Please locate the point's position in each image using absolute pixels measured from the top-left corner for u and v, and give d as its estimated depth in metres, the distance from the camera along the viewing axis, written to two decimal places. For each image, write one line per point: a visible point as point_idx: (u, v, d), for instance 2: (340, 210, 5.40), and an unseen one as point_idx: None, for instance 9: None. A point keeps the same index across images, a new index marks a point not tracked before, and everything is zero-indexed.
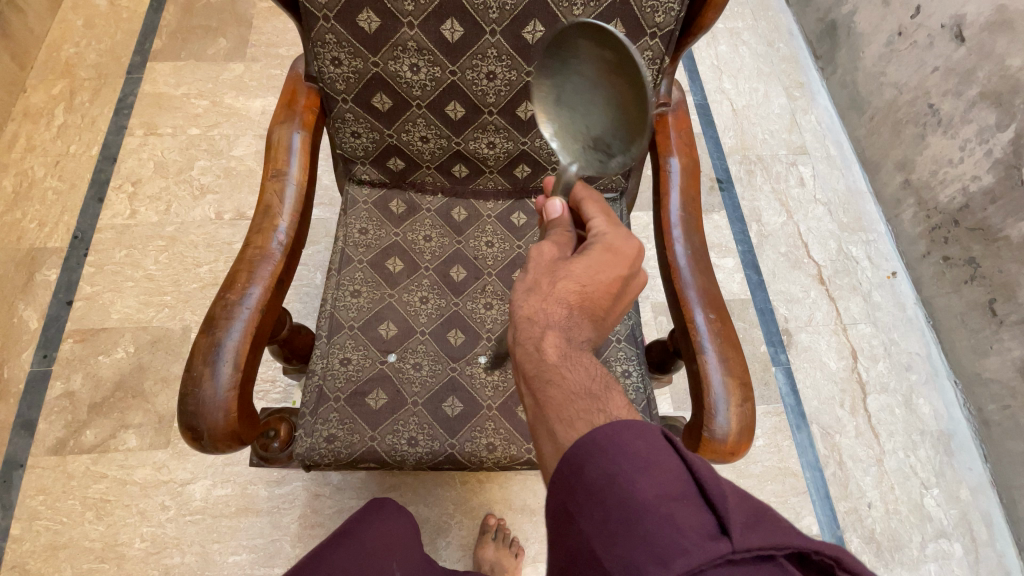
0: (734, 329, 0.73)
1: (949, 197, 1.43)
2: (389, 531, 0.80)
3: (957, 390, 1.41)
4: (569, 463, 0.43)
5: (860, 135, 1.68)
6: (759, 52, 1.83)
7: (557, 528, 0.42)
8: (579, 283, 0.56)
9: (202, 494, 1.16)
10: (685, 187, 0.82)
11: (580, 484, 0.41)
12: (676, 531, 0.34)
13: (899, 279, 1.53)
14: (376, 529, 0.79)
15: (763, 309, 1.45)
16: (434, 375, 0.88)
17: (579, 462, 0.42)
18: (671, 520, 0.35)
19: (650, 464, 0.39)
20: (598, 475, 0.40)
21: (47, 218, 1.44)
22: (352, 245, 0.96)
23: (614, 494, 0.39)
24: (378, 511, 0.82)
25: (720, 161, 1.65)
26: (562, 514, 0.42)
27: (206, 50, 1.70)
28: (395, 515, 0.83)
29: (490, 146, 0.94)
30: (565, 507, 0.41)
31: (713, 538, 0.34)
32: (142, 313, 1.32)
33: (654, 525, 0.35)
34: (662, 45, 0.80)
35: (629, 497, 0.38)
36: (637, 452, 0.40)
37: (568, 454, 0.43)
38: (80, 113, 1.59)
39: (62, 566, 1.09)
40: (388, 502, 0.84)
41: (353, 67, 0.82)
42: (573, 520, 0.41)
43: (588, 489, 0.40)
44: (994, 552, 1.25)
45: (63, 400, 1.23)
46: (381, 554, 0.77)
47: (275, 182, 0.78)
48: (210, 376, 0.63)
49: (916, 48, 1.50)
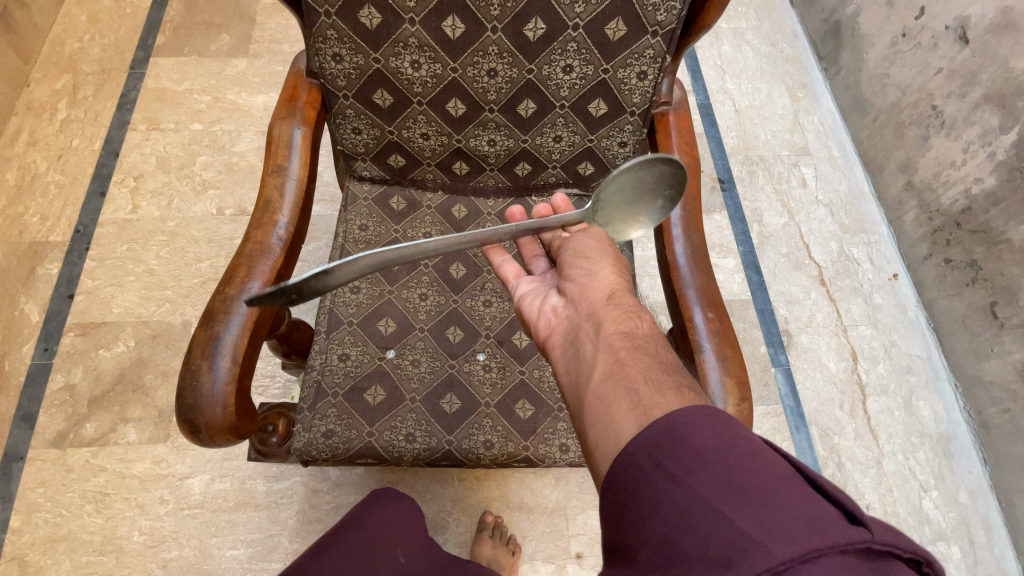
0: (733, 330, 0.72)
1: (951, 200, 1.43)
2: (393, 514, 0.80)
3: (956, 393, 1.40)
4: (672, 428, 0.43)
5: (862, 137, 1.68)
6: (762, 53, 1.82)
7: (651, 491, 0.41)
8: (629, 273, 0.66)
9: (201, 488, 1.16)
10: (685, 187, 0.82)
11: (684, 449, 0.41)
12: (814, 511, 0.34)
13: (901, 281, 1.52)
14: (379, 513, 0.79)
15: (763, 310, 1.45)
16: (433, 372, 0.88)
17: (683, 431, 0.43)
18: (802, 499, 0.35)
19: (765, 454, 0.40)
20: (708, 445, 0.41)
21: (50, 212, 1.44)
22: (352, 241, 0.96)
23: (733, 466, 0.39)
24: (378, 500, 0.81)
25: (722, 161, 1.64)
26: (661, 475, 0.41)
27: (209, 46, 1.70)
28: (397, 502, 0.82)
29: (491, 143, 0.94)
30: (668, 469, 0.41)
31: (849, 523, 0.33)
32: (142, 307, 1.32)
33: (788, 498, 0.35)
34: (663, 44, 0.80)
35: (752, 471, 0.38)
36: (749, 439, 0.41)
37: (671, 418, 0.44)
38: (83, 108, 1.60)
39: (60, 559, 1.09)
40: (387, 491, 0.83)
41: (354, 63, 0.82)
42: (678, 482, 0.40)
43: (698, 454, 0.40)
44: (992, 555, 1.24)
45: (64, 393, 1.23)
46: (382, 538, 0.77)
47: (276, 177, 0.78)
48: (209, 370, 0.63)
49: (920, 49, 1.50)
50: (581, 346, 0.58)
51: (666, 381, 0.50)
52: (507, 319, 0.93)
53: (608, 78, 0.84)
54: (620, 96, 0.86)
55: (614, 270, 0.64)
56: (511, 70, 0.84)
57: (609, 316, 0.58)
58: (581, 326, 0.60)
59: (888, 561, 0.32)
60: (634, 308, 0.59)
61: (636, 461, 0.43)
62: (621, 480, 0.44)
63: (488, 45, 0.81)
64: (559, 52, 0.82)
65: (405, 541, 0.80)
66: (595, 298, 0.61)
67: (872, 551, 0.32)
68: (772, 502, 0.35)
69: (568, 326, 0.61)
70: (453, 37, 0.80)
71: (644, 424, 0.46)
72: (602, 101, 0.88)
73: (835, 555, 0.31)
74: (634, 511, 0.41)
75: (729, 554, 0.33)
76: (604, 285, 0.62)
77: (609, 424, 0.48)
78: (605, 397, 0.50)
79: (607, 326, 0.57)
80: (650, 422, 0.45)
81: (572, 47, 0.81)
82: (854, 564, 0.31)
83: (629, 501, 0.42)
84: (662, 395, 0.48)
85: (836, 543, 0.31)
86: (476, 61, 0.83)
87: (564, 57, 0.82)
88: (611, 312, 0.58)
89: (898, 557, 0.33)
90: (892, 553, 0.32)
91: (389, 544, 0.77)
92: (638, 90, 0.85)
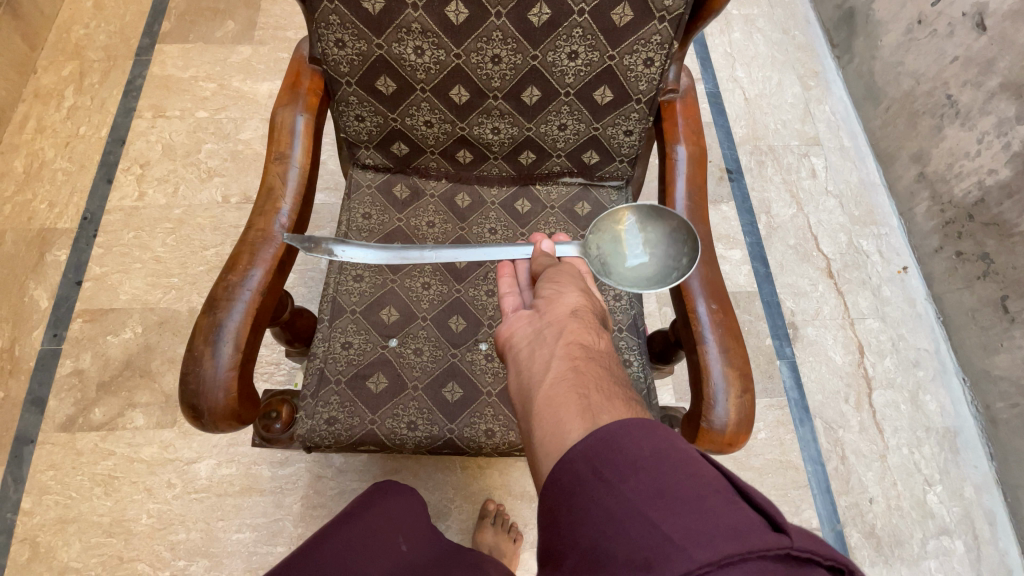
0: (737, 321, 0.72)
1: (964, 191, 1.40)
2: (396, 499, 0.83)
3: (964, 387, 1.39)
4: (611, 439, 0.42)
5: (875, 126, 1.65)
6: (773, 40, 1.79)
7: (586, 496, 0.41)
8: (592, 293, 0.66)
9: (207, 472, 1.18)
10: (691, 175, 0.81)
11: (621, 457, 0.41)
12: (737, 517, 0.34)
13: (911, 274, 1.50)
14: (384, 495, 0.82)
15: (769, 302, 1.43)
16: (435, 361, 0.88)
17: (621, 442, 0.42)
18: (727, 507, 0.35)
19: (698, 462, 0.40)
20: (643, 452, 0.40)
21: (57, 199, 1.45)
22: (356, 229, 0.96)
23: (665, 472, 0.38)
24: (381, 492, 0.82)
25: (731, 151, 1.62)
26: (596, 482, 0.41)
27: (214, 32, 1.70)
28: (402, 489, 0.85)
29: (495, 131, 0.93)
30: (602, 477, 0.41)
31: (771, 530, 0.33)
32: (150, 294, 1.33)
33: (714, 506, 0.35)
34: (670, 30, 0.79)
35: (684, 479, 0.38)
36: (683, 448, 0.41)
37: (614, 429, 0.43)
38: (90, 95, 1.60)
39: (70, 540, 1.11)
40: (389, 484, 0.84)
41: (357, 49, 0.82)
42: (611, 487, 0.39)
43: (634, 461, 0.40)
44: (995, 549, 1.24)
45: (72, 378, 1.25)
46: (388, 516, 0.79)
47: (278, 164, 0.78)
48: (211, 356, 0.63)
49: (936, 37, 1.46)
50: (539, 353, 0.57)
51: (617, 392, 0.50)
52: None
53: (614, 64, 0.83)
54: (626, 83, 0.85)
55: (580, 293, 0.63)
56: (516, 56, 0.83)
57: (567, 327, 0.58)
58: (543, 333, 0.59)
59: (808, 568, 0.32)
60: (595, 326, 0.60)
61: (574, 467, 0.43)
62: (559, 486, 0.43)
63: (493, 31, 0.80)
64: (564, 38, 0.81)
65: (410, 522, 0.82)
66: (558, 312, 0.60)
67: (792, 558, 0.32)
68: (699, 508, 0.35)
69: (530, 332, 0.60)
70: (457, 23, 0.79)
71: (590, 429, 0.45)
72: (608, 88, 0.86)
73: (752, 559, 0.31)
74: (567, 518, 0.41)
75: (650, 557, 0.34)
76: (568, 302, 0.61)
77: (557, 429, 0.47)
78: (557, 400, 0.50)
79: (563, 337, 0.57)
80: (599, 427, 0.44)
81: (577, 33, 0.80)
82: (771, 570, 0.31)
83: (564, 507, 0.42)
84: (612, 403, 0.48)
85: (754, 548, 0.31)
86: (480, 47, 0.82)
87: (570, 43, 0.81)
88: (572, 325, 0.58)
89: (817, 564, 0.32)
90: (811, 560, 0.32)
91: (393, 523, 0.79)
92: (644, 77, 0.84)
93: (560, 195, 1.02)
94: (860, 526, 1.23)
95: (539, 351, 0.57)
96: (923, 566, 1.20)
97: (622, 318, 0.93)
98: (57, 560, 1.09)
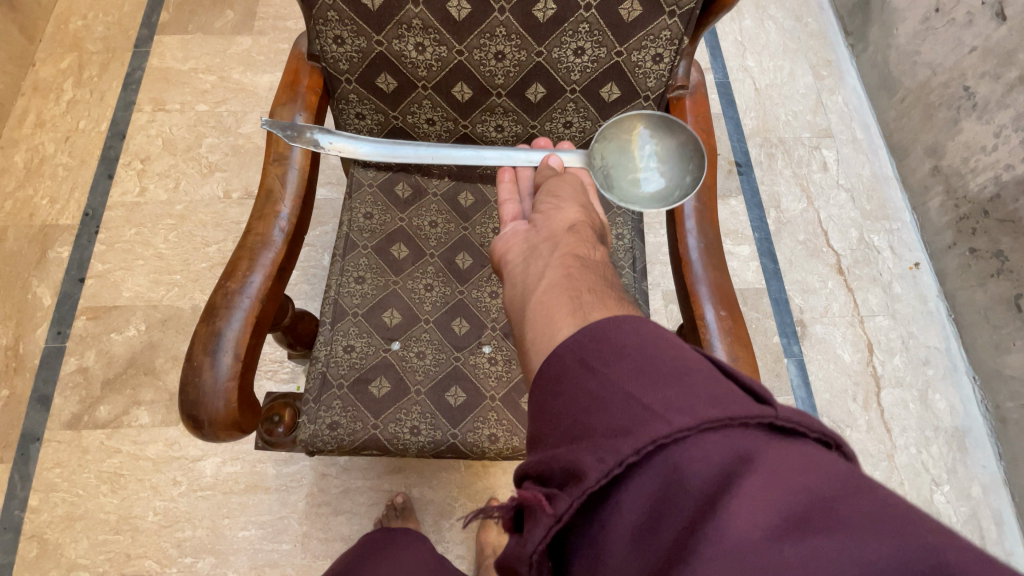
0: (746, 329, 0.70)
1: (979, 186, 1.37)
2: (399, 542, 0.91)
3: (975, 385, 1.37)
4: (597, 331, 0.43)
5: (889, 118, 1.61)
6: (786, 28, 1.74)
7: (572, 382, 0.42)
8: (588, 208, 0.64)
9: (213, 470, 1.18)
10: (700, 176, 0.79)
11: (608, 345, 0.42)
12: (719, 393, 0.37)
13: (923, 270, 1.47)
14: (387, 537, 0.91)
15: (778, 299, 1.41)
16: (438, 365, 0.87)
17: (606, 335, 0.43)
18: (709, 385, 0.37)
19: (682, 347, 0.41)
20: (629, 340, 0.42)
21: (59, 195, 1.44)
22: (357, 229, 0.94)
23: (651, 355, 0.40)
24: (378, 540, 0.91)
25: (740, 143, 1.59)
26: (582, 370, 0.42)
27: (213, 23, 1.67)
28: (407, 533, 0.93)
29: (498, 129, 0.91)
30: (588, 363, 0.42)
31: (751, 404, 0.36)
32: (153, 291, 1.33)
33: (696, 381, 0.38)
34: (681, 25, 0.76)
35: (670, 358, 0.39)
36: (667, 335, 0.42)
37: (601, 323, 0.44)
38: (89, 88, 1.58)
39: (78, 537, 1.12)
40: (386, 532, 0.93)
41: (356, 46, 0.79)
42: (597, 372, 0.41)
43: (620, 348, 0.41)
44: (1002, 550, 1.22)
45: (77, 376, 1.25)
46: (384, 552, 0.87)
47: (277, 166, 0.76)
48: (210, 366, 0.62)
49: (953, 26, 1.41)
50: (534, 262, 0.58)
51: (609, 292, 0.50)
52: None
53: (622, 61, 0.80)
54: (633, 80, 0.83)
55: (579, 210, 0.63)
56: (520, 52, 0.80)
57: (563, 239, 0.58)
58: (538, 247, 0.59)
59: (783, 435, 0.35)
60: (591, 239, 0.59)
61: (562, 358, 0.44)
62: (548, 375, 0.44)
63: (496, 27, 0.78)
64: (570, 34, 0.78)
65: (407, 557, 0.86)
66: (555, 227, 0.60)
67: (769, 425, 0.35)
68: (683, 385, 0.37)
69: (525, 247, 0.61)
70: (459, 19, 0.77)
71: (581, 324, 0.46)
72: (615, 85, 0.84)
73: (730, 425, 0.34)
74: (552, 402, 0.43)
75: (629, 424, 0.36)
76: (565, 218, 0.61)
77: (548, 325, 0.48)
78: (548, 303, 0.50)
79: (558, 247, 0.57)
80: (586, 324, 0.45)
81: (584, 29, 0.77)
82: (750, 435, 0.34)
83: (550, 393, 0.43)
84: (605, 302, 0.48)
85: (734, 415, 0.34)
86: (483, 43, 0.79)
87: (576, 39, 0.78)
88: (568, 238, 0.58)
89: (802, 435, 0.36)
90: (792, 430, 0.36)
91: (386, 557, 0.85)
92: (653, 73, 0.81)
93: None
94: None
95: (535, 263, 0.57)
96: None
97: None
98: (65, 556, 1.11)
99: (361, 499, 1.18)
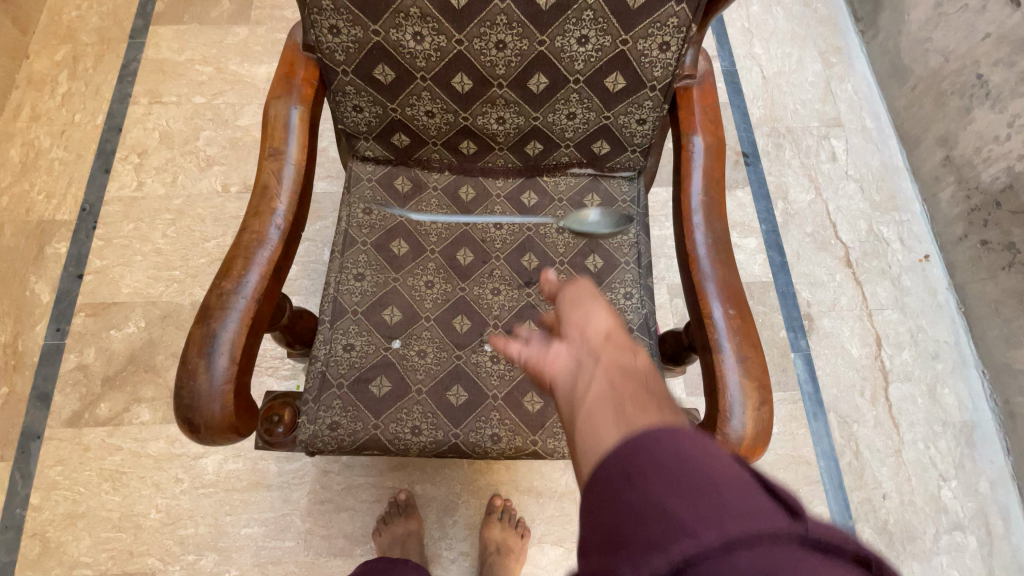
0: (755, 328, 0.68)
1: (992, 177, 1.34)
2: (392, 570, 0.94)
3: (984, 380, 1.35)
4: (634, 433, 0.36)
5: (899, 107, 1.57)
6: (794, 14, 1.70)
7: (600, 491, 0.35)
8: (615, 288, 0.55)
9: (214, 468, 1.17)
10: (708, 169, 0.77)
11: (638, 448, 0.35)
12: (766, 515, 0.29)
13: (932, 263, 1.44)
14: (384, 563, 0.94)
15: (785, 292, 1.39)
16: (439, 363, 0.86)
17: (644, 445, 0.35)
18: (753, 503, 0.30)
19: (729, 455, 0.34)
20: (665, 444, 0.35)
21: (55, 190, 1.43)
22: (356, 225, 0.92)
23: (689, 462, 0.33)
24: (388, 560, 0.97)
25: (747, 133, 1.55)
26: (610, 480, 0.35)
27: (209, 13, 1.64)
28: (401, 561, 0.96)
29: (500, 121, 0.88)
30: (619, 471, 0.35)
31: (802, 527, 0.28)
32: (151, 287, 1.32)
33: (742, 499, 0.30)
34: (689, 12, 0.74)
35: (710, 469, 0.32)
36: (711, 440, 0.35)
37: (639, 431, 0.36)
38: (84, 80, 1.56)
39: (80, 535, 1.12)
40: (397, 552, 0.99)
41: (353, 36, 0.77)
42: (629, 482, 0.34)
43: (654, 453, 0.34)
44: (1009, 545, 1.21)
45: (77, 373, 1.24)
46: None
47: (273, 161, 0.74)
48: (205, 369, 0.61)
49: (968, 11, 1.38)
50: (576, 379, 0.49)
51: (657, 400, 0.43)
52: (516, 308, 0.90)
53: (627, 49, 0.78)
54: (639, 69, 0.80)
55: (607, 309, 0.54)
56: (522, 41, 0.78)
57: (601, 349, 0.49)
58: (579, 363, 0.50)
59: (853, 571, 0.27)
60: (631, 343, 0.51)
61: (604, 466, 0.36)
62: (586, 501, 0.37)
63: (497, 15, 0.75)
64: (574, 22, 0.75)
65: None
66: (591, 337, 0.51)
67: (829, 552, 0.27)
68: (725, 504, 0.30)
69: (565, 364, 0.51)
70: (459, 6, 0.74)
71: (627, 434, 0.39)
72: (620, 75, 0.81)
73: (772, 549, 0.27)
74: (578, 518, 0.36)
75: (658, 548, 0.29)
76: (597, 327, 0.52)
77: (594, 443, 0.41)
78: (595, 430, 0.42)
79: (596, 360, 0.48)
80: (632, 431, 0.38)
81: (588, 16, 0.75)
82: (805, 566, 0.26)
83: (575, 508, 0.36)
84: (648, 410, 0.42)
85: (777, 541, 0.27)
86: (484, 32, 0.77)
87: (580, 27, 0.76)
88: (607, 349, 0.50)
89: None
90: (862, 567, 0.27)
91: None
92: (659, 62, 0.79)
93: (569, 187, 0.97)
94: (871, 522, 1.21)
95: (577, 380, 0.48)
96: (935, 562, 1.18)
97: (633, 318, 0.89)
98: (68, 554, 1.10)
99: (363, 496, 1.18)
